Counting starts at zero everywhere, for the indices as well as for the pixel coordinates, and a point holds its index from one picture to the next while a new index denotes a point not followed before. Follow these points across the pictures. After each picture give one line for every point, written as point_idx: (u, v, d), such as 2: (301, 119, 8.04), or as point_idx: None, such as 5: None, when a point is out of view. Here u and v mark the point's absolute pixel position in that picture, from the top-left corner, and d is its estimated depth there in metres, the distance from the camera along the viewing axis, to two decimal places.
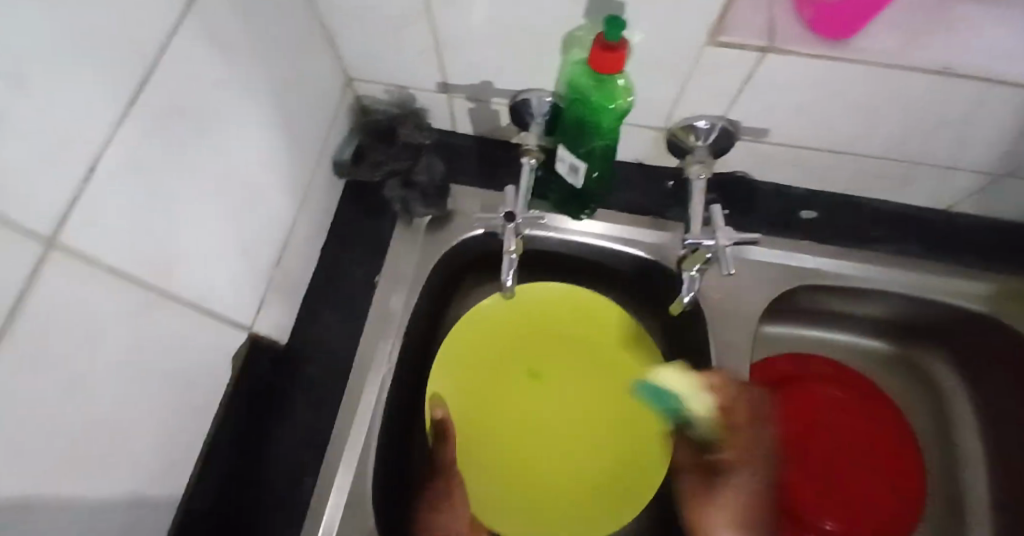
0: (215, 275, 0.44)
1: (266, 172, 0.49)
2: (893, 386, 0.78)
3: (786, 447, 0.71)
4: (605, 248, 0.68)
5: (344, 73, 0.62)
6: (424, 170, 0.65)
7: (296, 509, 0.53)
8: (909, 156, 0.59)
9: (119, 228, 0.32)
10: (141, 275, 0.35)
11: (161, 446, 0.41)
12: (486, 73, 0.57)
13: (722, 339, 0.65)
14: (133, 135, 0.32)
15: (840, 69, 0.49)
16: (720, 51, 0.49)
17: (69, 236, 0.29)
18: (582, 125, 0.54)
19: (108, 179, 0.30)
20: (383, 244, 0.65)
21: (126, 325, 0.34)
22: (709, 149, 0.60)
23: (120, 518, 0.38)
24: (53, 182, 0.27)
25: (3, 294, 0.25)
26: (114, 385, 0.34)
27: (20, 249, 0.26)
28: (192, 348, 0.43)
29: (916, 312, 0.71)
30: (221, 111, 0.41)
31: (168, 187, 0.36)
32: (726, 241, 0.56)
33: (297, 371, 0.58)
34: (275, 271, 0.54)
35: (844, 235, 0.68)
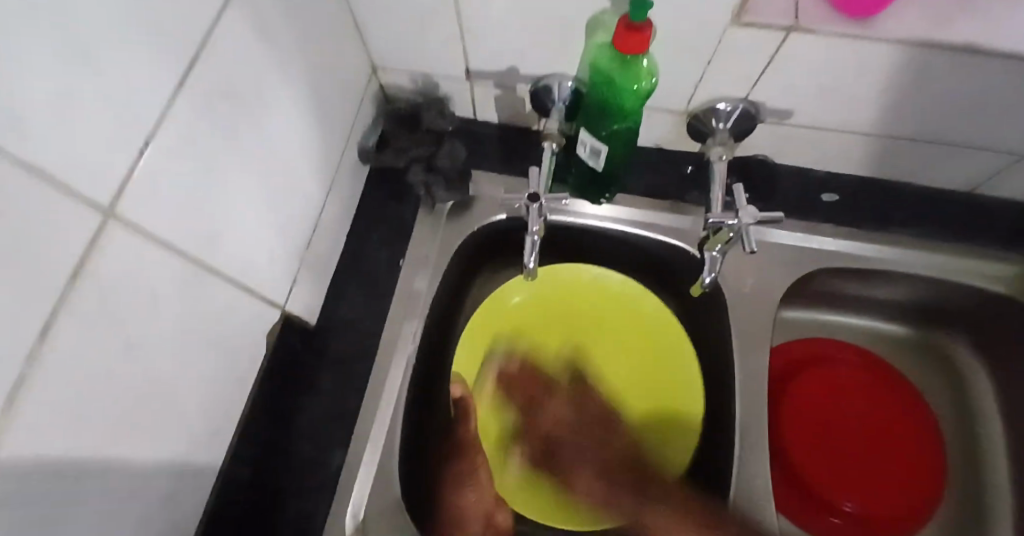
0: (249, 254, 0.47)
1: (296, 157, 0.51)
2: (913, 371, 0.77)
3: (806, 430, 0.71)
4: (625, 233, 0.68)
5: (370, 61, 0.63)
6: (446, 156, 0.65)
7: (327, 484, 0.55)
8: (934, 137, 0.59)
9: (167, 204, 0.36)
10: (189, 245, 0.39)
11: (197, 416, 0.43)
12: (508, 59, 0.58)
13: (741, 320, 0.66)
14: (186, 114, 0.36)
15: (865, 48, 0.49)
16: (744, 32, 0.49)
17: (126, 208, 0.33)
18: (605, 107, 0.55)
19: (159, 153, 0.34)
20: (406, 228, 0.66)
21: (176, 289, 0.38)
22: (730, 132, 0.61)
23: (159, 483, 0.40)
24: (116, 155, 0.31)
25: (67, 256, 0.29)
26: (156, 348, 0.37)
27: (84, 215, 0.30)
28: (225, 324, 0.45)
29: (935, 294, 0.71)
30: (252, 94, 0.43)
31: (206, 167, 0.39)
32: (749, 219, 0.56)
33: (326, 351, 0.60)
34: (304, 253, 0.56)
35: (864, 218, 0.68)
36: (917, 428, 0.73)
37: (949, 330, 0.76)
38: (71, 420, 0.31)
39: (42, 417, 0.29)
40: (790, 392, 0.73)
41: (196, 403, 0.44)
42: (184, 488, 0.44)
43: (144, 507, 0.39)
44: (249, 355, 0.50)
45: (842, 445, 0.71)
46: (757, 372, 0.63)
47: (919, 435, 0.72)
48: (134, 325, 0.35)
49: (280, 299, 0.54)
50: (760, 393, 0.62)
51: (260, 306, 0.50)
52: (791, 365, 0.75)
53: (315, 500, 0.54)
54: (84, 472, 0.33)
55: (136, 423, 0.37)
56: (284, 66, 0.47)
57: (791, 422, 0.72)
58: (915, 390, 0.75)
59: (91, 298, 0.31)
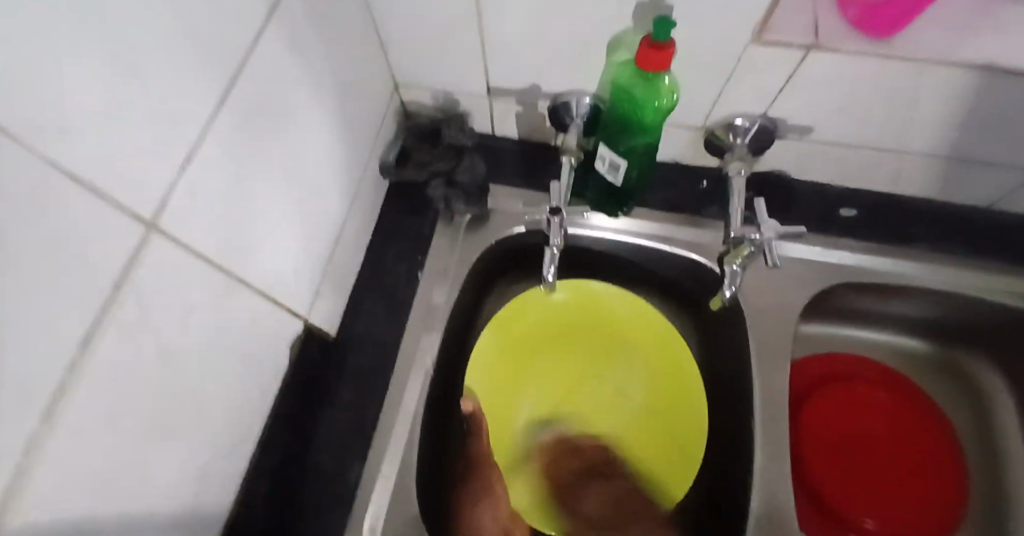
0: (277, 266, 0.48)
1: (321, 171, 0.52)
2: (934, 388, 0.76)
3: (824, 446, 0.71)
4: (642, 246, 0.69)
5: (392, 80, 0.65)
6: (466, 171, 0.66)
7: (345, 494, 0.55)
8: (953, 154, 0.59)
9: (203, 219, 0.37)
10: (220, 258, 0.40)
11: (221, 426, 0.44)
12: (529, 75, 0.59)
13: (761, 334, 0.65)
14: (223, 131, 0.37)
15: (884, 66, 0.49)
16: (765, 50, 0.49)
17: (166, 222, 0.34)
18: (625, 123, 0.56)
19: (198, 170, 0.35)
20: (424, 241, 0.67)
21: (207, 301, 0.39)
22: (748, 147, 0.61)
23: (183, 491, 0.41)
24: (157, 172, 0.32)
25: (107, 271, 0.30)
26: (184, 360, 0.38)
27: (126, 231, 0.31)
28: (250, 335, 0.45)
29: (956, 310, 0.70)
30: (283, 112, 0.44)
31: (241, 181, 0.40)
32: (771, 233, 0.56)
33: (346, 362, 0.61)
34: (327, 265, 0.57)
35: (884, 233, 0.68)
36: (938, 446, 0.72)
37: (971, 346, 0.75)
38: (105, 427, 0.32)
39: (79, 425, 0.30)
40: (809, 406, 0.73)
41: (222, 413, 0.44)
42: (206, 497, 0.44)
43: (168, 515, 0.40)
44: (272, 365, 0.51)
45: (862, 462, 0.70)
46: (777, 386, 0.63)
47: (939, 453, 0.71)
48: (167, 335, 0.36)
49: (303, 310, 0.54)
50: (779, 410, 0.62)
51: (284, 318, 0.51)
52: (809, 380, 0.75)
53: (334, 512, 0.54)
54: (113, 480, 0.33)
55: (164, 432, 0.37)
56: (314, 84, 0.48)
57: (811, 437, 0.71)
58: (935, 408, 0.74)
59: (128, 308, 0.32)
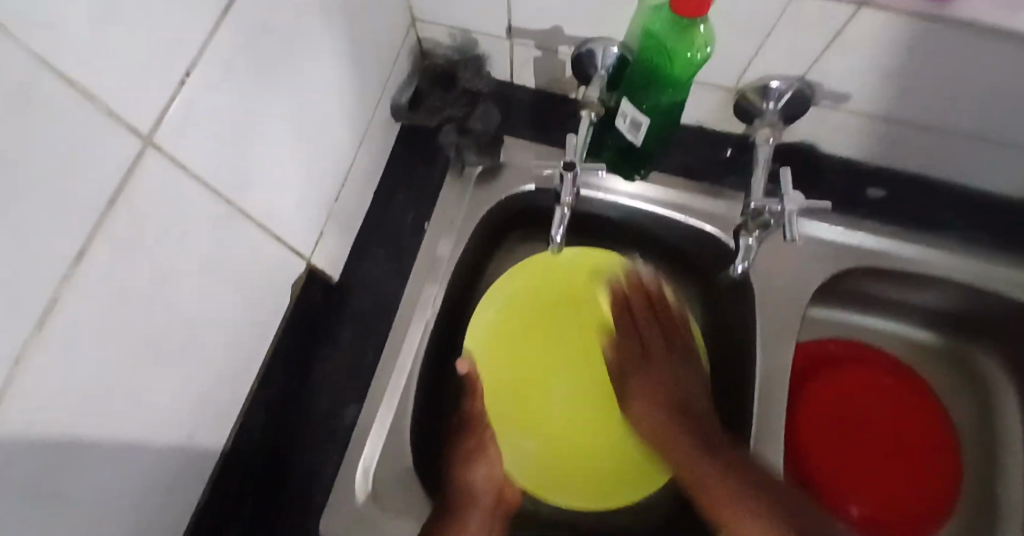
0: (278, 201, 0.46)
1: (329, 103, 0.50)
2: (936, 379, 0.75)
3: (816, 428, 0.70)
4: (656, 214, 0.66)
5: (409, 14, 0.61)
6: (479, 119, 0.64)
7: (338, 436, 0.55)
8: (997, 137, 0.55)
9: (202, 136, 0.35)
10: (221, 183, 0.38)
11: (215, 357, 0.44)
12: (554, 19, 0.56)
13: (769, 313, 0.64)
14: (226, 44, 0.35)
15: (938, 33, 0.45)
16: (812, 4, 0.46)
17: (163, 135, 0.32)
18: (653, 75, 0.52)
19: (201, 83, 0.33)
20: (433, 190, 0.65)
21: (206, 227, 0.38)
22: (779, 114, 0.57)
23: (175, 419, 0.40)
24: (155, 80, 0.30)
25: (104, 184, 0.29)
26: (180, 285, 0.37)
27: (123, 142, 0.29)
28: (247, 266, 0.44)
29: (972, 304, 0.68)
30: (291, 33, 0.41)
31: (244, 106, 0.38)
32: (794, 205, 0.54)
33: (346, 305, 0.60)
34: (332, 205, 0.56)
35: (909, 217, 0.65)
36: (942, 442, 0.70)
37: (981, 343, 0.72)
38: (97, 346, 0.31)
39: (70, 341, 0.29)
40: (811, 387, 0.72)
41: (218, 345, 0.44)
42: (198, 427, 0.44)
43: (161, 441, 0.40)
44: (270, 301, 0.50)
45: (863, 449, 0.69)
46: (781, 365, 0.61)
47: (941, 448, 0.70)
48: (163, 257, 0.34)
49: (306, 249, 0.53)
50: (782, 389, 0.60)
51: (285, 255, 0.50)
52: (816, 361, 0.74)
53: (328, 451, 0.54)
54: (104, 400, 0.33)
55: (159, 357, 0.37)
56: (326, 9, 0.45)
57: (808, 419, 0.70)
58: (938, 400, 0.73)
59: (123, 224, 0.31)
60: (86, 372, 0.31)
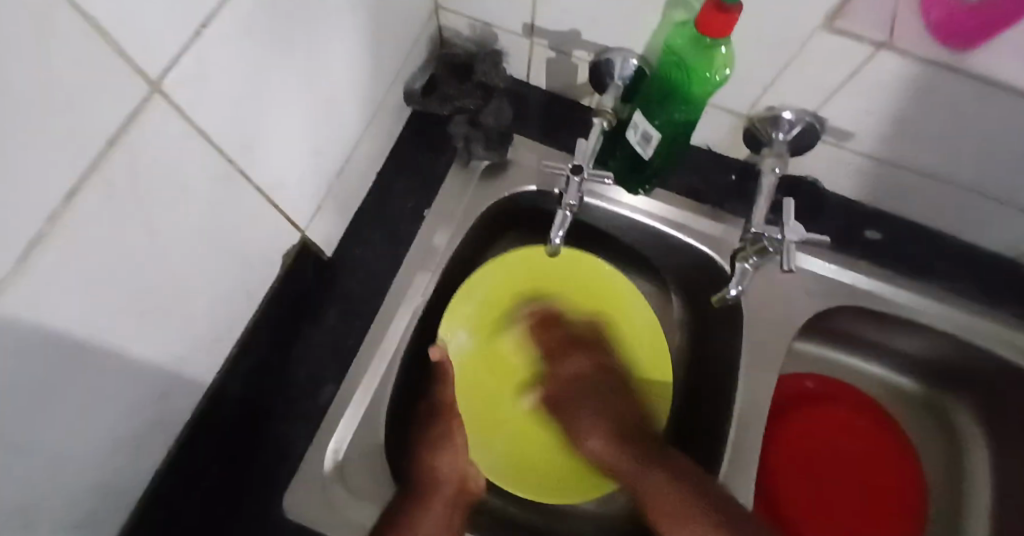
0: (281, 170, 0.46)
1: (344, 79, 0.50)
2: (910, 425, 0.76)
3: (782, 457, 0.71)
4: (656, 230, 0.66)
5: (433, 0, 0.61)
6: (491, 115, 0.64)
7: (311, 414, 0.54)
8: (996, 193, 0.56)
9: (213, 94, 0.35)
10: (225, 143, 0.38)
11: (197, 319, 0.43)
12: (577, 24, 0.56)
13: (756, 340, 0.64)
14: (249, 5, 0.34)
15: (951, 84, 0.46)
16: (832, 40, 0.46)
17: (174, 86, 0.31)
18: (671, 91, 0.53)
19: (219, 40, 0.33)
20: (436, 179, 0.65)
21: (205, 186, 0.38)
22: (788, 144, 0.58)
23: (148, 375, 0.40)
24: (173, 31, 0.30)
25: (106, 128, 0.28)
26: (171, 240, 0.36)
27: (132, 88, 0.29)
28: (240, 231, 0.44)
29: (953, 355, 0.69)
30: (315, 3, 0.41)
31: (258, 69, 0.38)
32: (794, 236, 0.54)
33: (335, 283, 0.60)
34: (333, 181, 0.55)
35: (902, 261, 0.65)
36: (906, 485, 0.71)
37: (957, 394, 0.73)
38: (80, 291, 0.31)
39: (50, 281, 0.28)
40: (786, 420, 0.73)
41: (202, 306, 0.43)
42: (171, 387, 0.44)
43: (132, 395, 0.39)
44: (259, 270, 0.49)
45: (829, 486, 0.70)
46: (761, 394, 0.62)
47: (905, 493, 0.71)
48: (158, 211, 0.34)
49: (302, 221, 0.53)
50: (757, 417, 0.61)
51: (280, 224, 0.49)
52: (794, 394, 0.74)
53: (299, 427, 0.54)
54: (78, 347, 0.32)
55: (141, 310, 0.36)
56: None
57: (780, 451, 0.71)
58: (907, 444, 0.73)
59: (121, 173, 0.30)
60: (63, 315, 0.30)
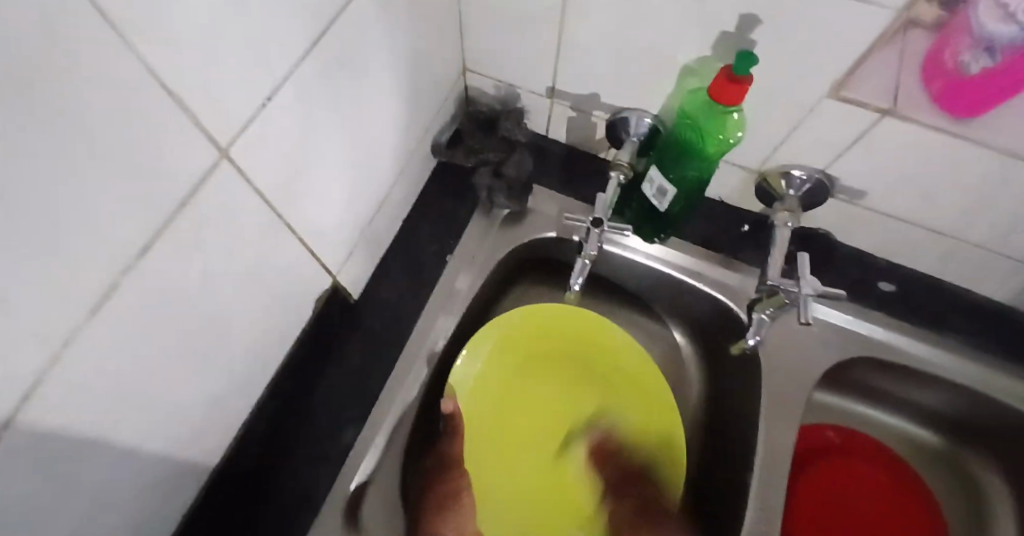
0: (320, 220, 0.49)
1: (381, 135, 0.53)
2: (934, 482, 0.75)
3: (799, 510, 0.71)
4: (671, 278, 0.68)
5: (463, 63, 0.66)
6: (514, 166, 0.67)
7: (335, 452, 0.56)
8: (1008, 250, 0.57)
9: (268, 155, 0.38)
10: (273, 198, 0.41)
11: (235, 360, 0.45)
12: (597, 86, 0.60)
13: (773, 391, 0.64)
14: (305, 77, 0.38)
15: (958, 148, 0.48)
16: (840, 106, 0.49)
17: (237, 151, 0.35)
18: (683, 149, 0.56)
19: (276, 111, 0.37)
20: (461, 225, 0.68)
21: (254, 236, 0.41)
22: (800, 200, 0.60)
23: (187, 414, 0.42)
24: (240, 103, 0.33)
25: (178, 190, 0.31)
26: (222, 286, 0.39)
27: (202, 153, 0.32)
28: (281, 276, 0.47)
29: (975, 410, 0.68)
30: (363, 72, 0.45)
31: (307, 132, 0.41)
32: (809, 289, 0.55)
33: (360, 324, 0.62)
34: (364, 229, 0.58)
35: (917, 315, 0.66)
36: None
37: (981, 449, 0.72)
38: (138, 334, 0.33)
39: (115, 327, 0.31)
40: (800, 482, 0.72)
41: (240, 348, 0.45)
42: (206, 425, 0.46)
43: (171, 433, 0.41)
44: (293, 312, 0.52)
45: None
46: (780, 446, 0.62)
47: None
48: (213, 262, 0.37)
49: (334, 267, 0.55)
50: (778, 468, 0.61)
51: (315, 270, 0.52)
52: (808, 447, 0.74)
53: (325, 466, 0.55)
54: (132, 387, 0.34)
55: (189, 352, 0.39)
56: (393, 53, 0.49)
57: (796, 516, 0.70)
58: (927, 499, 0.73)
59: (184, 228, 0.33)
60: (123, 358, 0.33)
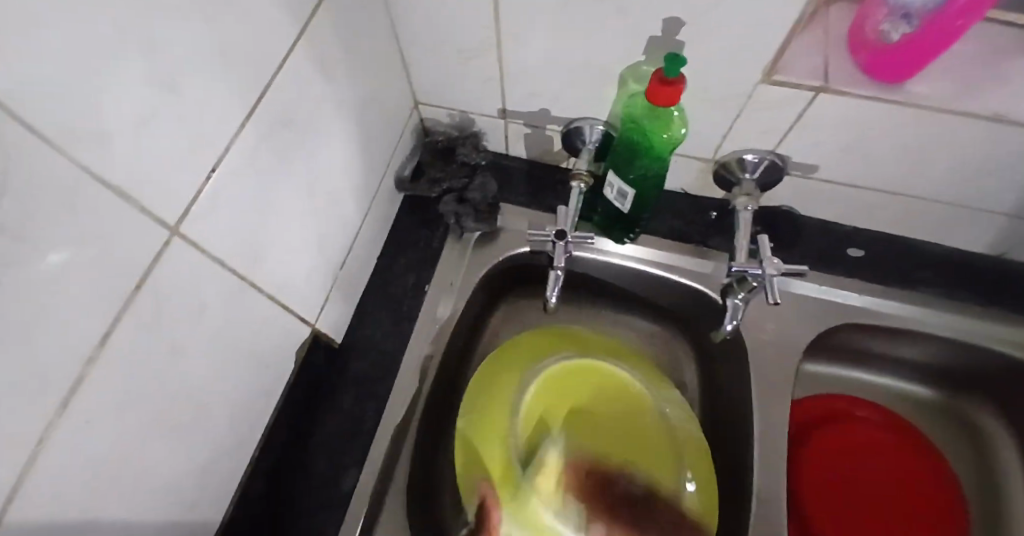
0: (287, 272, 0.49)
1: (341, 179, 0.54)
2: (939, 436, 0.75)
3: (813, 485, 0.70)
4: (649, 274, 0.69)
5: (413, 97, 0.67)
6: (477, 189, 0.69)
7: (337, 499, 0.56)
8: (961, 201, 0.59)
9: (223, 225, 0.39)
10: (235, 263, 0.41)
11: (220, 424, 0.46)
12: (543, 102, 0.61)
13: (762, 369, 0.66)
14: (250, 142, 0.39)
15: (895, 112, 0.50)
16: (774, 89, 0.51)
17: (186, 229, 0.35)
18: (635, 150, 0.57)
19: (223, 180, 0.38)
20: (434, 254, 0.68)
21: (221, 301, 0.41)
22: (755, 182, 0.62)
23: (178, 486, 0.42)
24: (187, 180, 0.34)
25: (132, 273, 0.32)
26: (196, 352, 0.40)
27: (150, 234, 0.33)
28: (257, 330, 0.47)
29: (965, 359, 0.70)
30: (312, 122, 0.47)
31: (260, 192, 0.42)
32: (774, 270, 0.57)
33: (345, 367, 0.62)
34: (337, 274, 0.59)
35: (889, 276, 0.68)
36: (952, 504, 0.70)
37: (978, 397, 0.73)
38: (116, 415, 0.34)
39: (86, 415, 0.31)
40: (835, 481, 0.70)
41: (223, 412, 0.45)
42: (200, 494, 0.46)
43: (165, 506, 0.41)
44: (273, 366, 0.52)
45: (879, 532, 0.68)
46: (778, 421, 0.63)
47: (951, 508, 0.70)
48: (182, 331, 0.37)
49: (310, 317, 0.56)
50: (776, 446, 0.61)
51: (292, 322, 0.53)
52: (814, 417, 0.75)
53: (328, 516, 0.55)
54: (116, 469, 0.35)
55: (169, 425, 0.39)
56: (338, 99, 0.50)
57: (814, 492, 0.70)
58: (938, 455, 0.73)
59: (144, 307, 0.34)
60: (100, 445, 0.33)
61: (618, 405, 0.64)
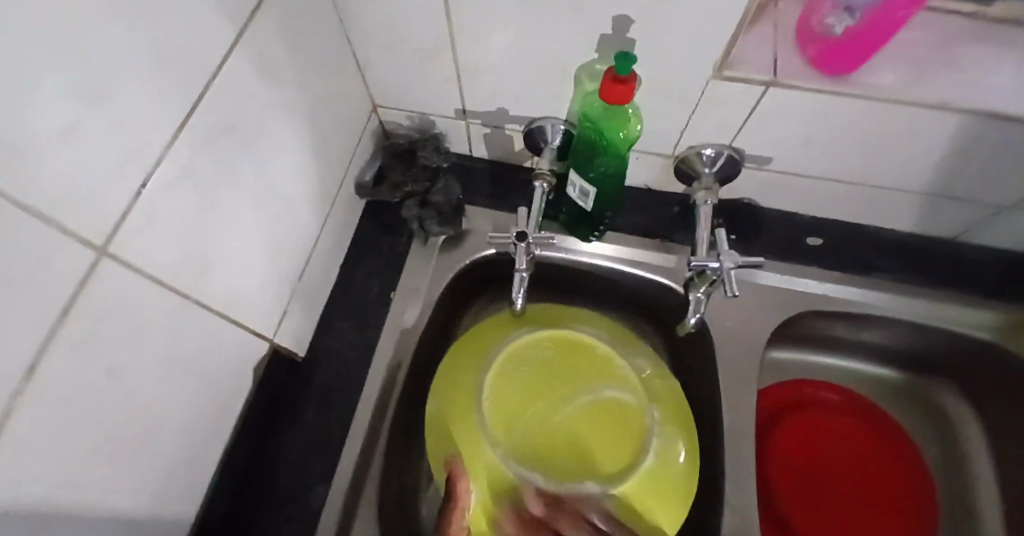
0: (239, 285, 0.48)
1: (294, 186, 0.53)
2: (902, 414, 0.77)
3: (786, 472, 0.71)
4: (614, 270, 0.69)
5: (370, 100, 0.66)
6: (440, 192, 0.67)
7: (305, 516, 0.54)
8: (911, 187, 0.61)
9: (161, 239, 0.37)
10: (178, 279, 0.40)
11: (172, 446, 0.44)
12: (501, 101, 0.61)
13: (728, 360, 0.66)
14: (184, 151, 0.38)
15: (843, 103, 0.51)
16: (725, 84, 0.51)
17: (118, 245, 0.34)
18: (593, 147, 0.57)
19: (157, 191, 0.36)
20: (398, 259, 0.68)
21: (168, 317, 0.40)
22: (715, 176, 0.63)
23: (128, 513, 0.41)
24: (117, 193, 0.33)
25: (62, 295, 0.31)
26: (140, 373, 0.38)
27: (78, 254, 0.31)
28: (209, 346, 0.46)
29: (923, 341, 0.72)
30: (259, 128, 0.45)
31: (204, 203, 0.41)
32: (731, 264, 0.58)
33: (310, 378, 0.60)
34: (295, 284, 0.57)
35: (847, 263, 0.69)
36: (918, 481, 0.72)
37: (936, 376, 0.76)
38: (52, 444, 0.32)
39: (20, 446, 0.30)
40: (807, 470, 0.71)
41: (176, 433, 0.44)
42: (155, 519, 0.44)
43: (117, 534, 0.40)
44: (231, 381, 0.51)
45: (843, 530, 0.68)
46: (746, 411, 0.64)
47: (917, 486, 0.72)
48: (122, 352, 0.36)
49: (269, 329, 0.54)
50: (744, 435, 0.62)
51: (248, 335, 0.51)
52: (783, 405, 0.76)
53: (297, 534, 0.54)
54: (56, 501, 0.33)
55: (113, 451, 0.37)
56: (287, 105, 0.49)
57: (787, 478, 0.71)
58: (902, 434, 0.75)
59: (79, 330, 0.32)
60: (36, 475, 0.31)
61: (577, 366, 0.63)
